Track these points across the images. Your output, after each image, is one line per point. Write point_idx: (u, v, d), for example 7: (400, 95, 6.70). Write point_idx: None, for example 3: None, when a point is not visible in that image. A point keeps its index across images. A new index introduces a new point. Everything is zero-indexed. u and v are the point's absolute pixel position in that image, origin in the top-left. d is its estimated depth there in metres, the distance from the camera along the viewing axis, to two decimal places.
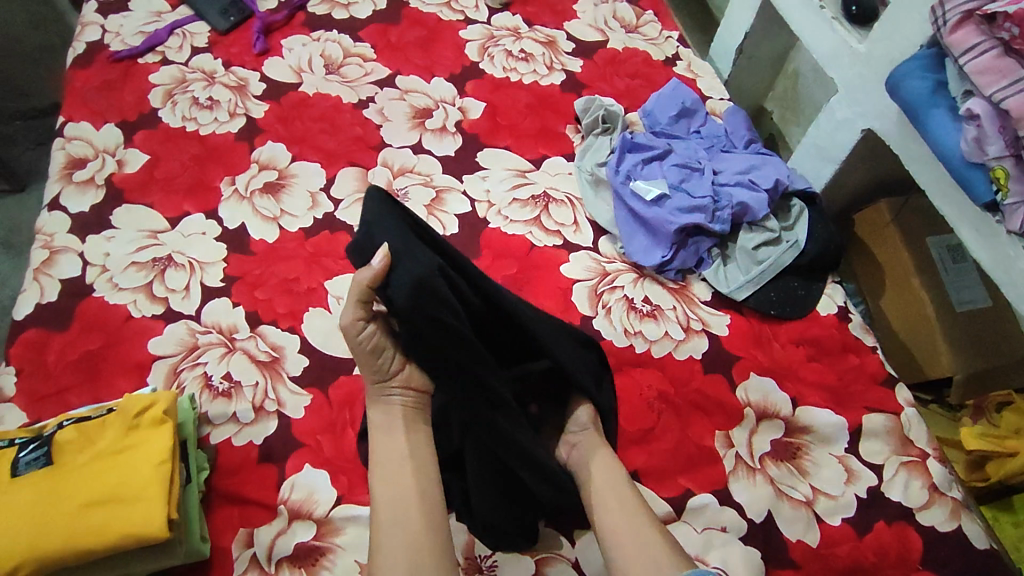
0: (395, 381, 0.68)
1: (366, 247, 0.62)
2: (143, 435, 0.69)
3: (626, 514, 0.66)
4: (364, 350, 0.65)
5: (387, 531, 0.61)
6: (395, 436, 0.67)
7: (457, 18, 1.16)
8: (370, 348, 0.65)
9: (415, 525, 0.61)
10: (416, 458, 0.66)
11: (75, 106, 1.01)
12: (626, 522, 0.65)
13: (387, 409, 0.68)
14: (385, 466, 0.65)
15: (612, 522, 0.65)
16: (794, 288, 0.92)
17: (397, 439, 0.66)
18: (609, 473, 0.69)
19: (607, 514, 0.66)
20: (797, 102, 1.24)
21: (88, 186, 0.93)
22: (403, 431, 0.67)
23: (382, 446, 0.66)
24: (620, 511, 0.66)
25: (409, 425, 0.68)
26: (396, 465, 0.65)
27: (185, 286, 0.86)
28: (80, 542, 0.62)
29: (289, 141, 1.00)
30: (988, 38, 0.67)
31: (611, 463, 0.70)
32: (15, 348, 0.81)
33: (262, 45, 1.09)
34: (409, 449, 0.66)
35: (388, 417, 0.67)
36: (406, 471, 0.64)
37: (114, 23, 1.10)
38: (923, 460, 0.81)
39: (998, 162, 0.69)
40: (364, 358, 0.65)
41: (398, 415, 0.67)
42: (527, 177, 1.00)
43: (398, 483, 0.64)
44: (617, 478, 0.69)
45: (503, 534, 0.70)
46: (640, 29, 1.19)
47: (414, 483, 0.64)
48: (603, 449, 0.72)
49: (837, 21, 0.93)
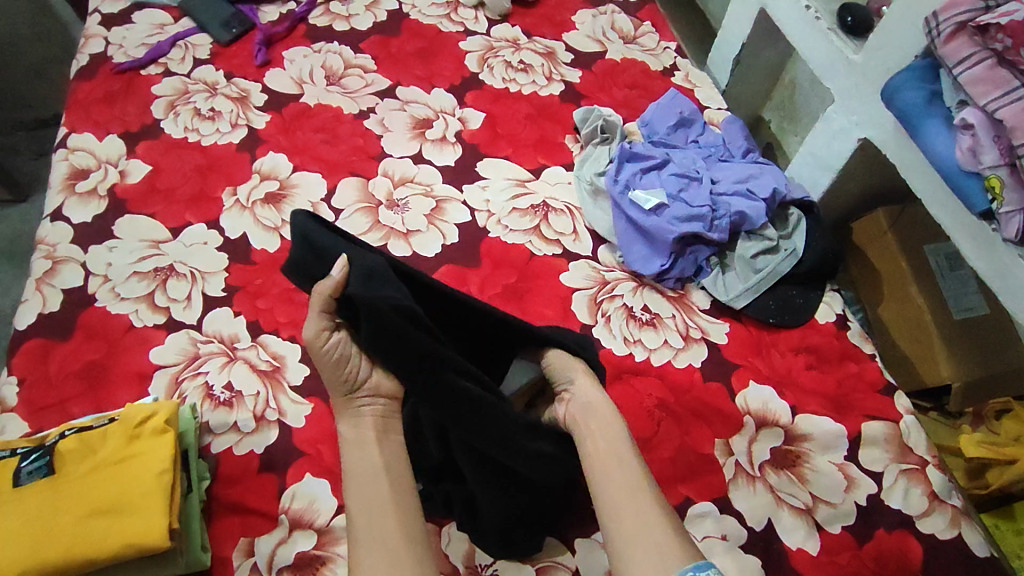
0: (364, 389, 0.64)
1: (310, 263, 0.61)
2: (144, 444, 0.69)
3: (629, 483, 0.58)
4: (330, 364, 0.61)
5: (364, 543, 0.56)
6: (368, 451, 0.62)
7: (457, 30, 1.17)
8: (336, 359, 0.61)
9: (395, 538, 0.56)
10: (392, 473, 0.60)
11: (79, 118, 1.02)
12: (629, 494, 0.57)
13: (357, 421, 0.64)
14: (359, 480, 0.59)
15: (612, 502, 0.57)
16: (792, 296, 0.93)
17: (371, 454, 0.61)
18: (611, 447, 0.61)
19: (606, 492, 0.58)
20: (794, 111, 1.25)
21: (91, 197, 0.94)
22: (374, 443, 0.62)
23: (352, 461, 0.61)
24: (624, 491, 0.57)
25: (382, 437, 0.63)
26: (372, 480, 0.59)
27: (187, 296, 0.87)
28: (81, 553, 0.62)
29: (290, 151, 1.01)
30: (981, 49, 0.68)
31: (614, 430, 0.63)
32: (17, 358, 0.81)
33: (264, 57, 1.10)
34: (383, 461, 0.61)
35: (359, 430, 0.63)
36: (382, 481, 0.59)
37: (117, 35, 1.11)
38: (922, 468, 0.81)
39: (993, 171, 0.70)
40: (331, 372, 0.62)
41: (369, 425, 0.63)
42: (527, 186, 1.01)
43: (374, 493, 0.59)
44: (619, 446, 0.61)
45: (516, 530, 0.70)
46: (638, 40, 1.21)
47: (389, 496, 0.59)
48: (608, 413, 0.64)
49: (832, 32, 0.94)
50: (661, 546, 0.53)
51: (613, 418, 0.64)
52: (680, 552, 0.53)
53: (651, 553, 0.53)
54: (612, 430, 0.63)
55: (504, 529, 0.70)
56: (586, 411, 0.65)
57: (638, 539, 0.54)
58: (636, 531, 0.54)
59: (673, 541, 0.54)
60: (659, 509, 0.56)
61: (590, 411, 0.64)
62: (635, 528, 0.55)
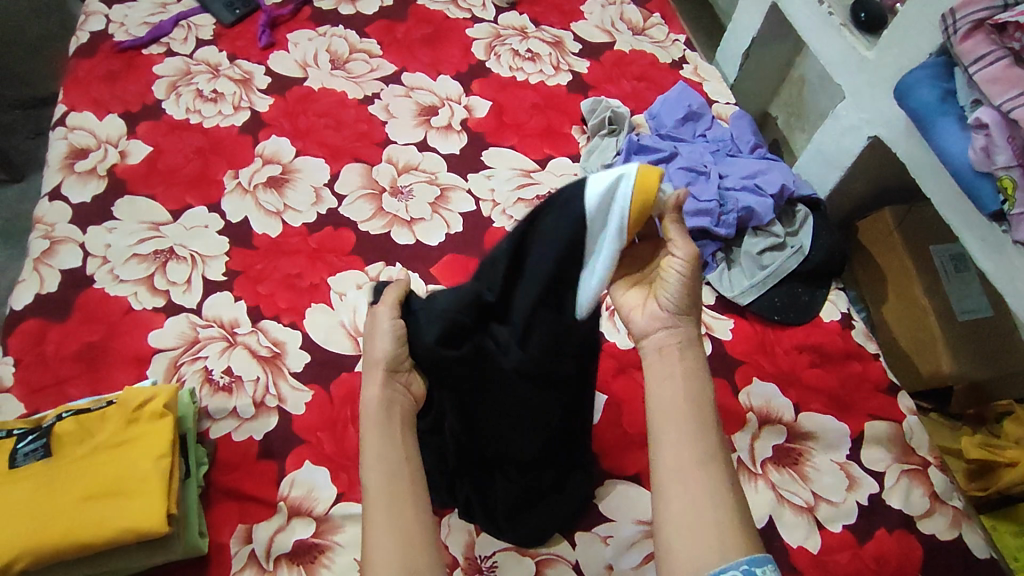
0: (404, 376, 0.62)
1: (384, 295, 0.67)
2: (143, 428, 0.69)
3: (695, 445, 0.54)
4: (390, 338, 0.60)
5: (383, 528, 0.52)
6: (391, 438, 0.57)
7: (464, 16, 1.16)
8: (395, 339, 0.60)
9: (411, 518, 0.53)
10: (413, 465, 0.56)
11: (77, 96, 1.00)
12: (694, 455, 0.54)
13: (387, 406, 0.59)
14: (381, 464, 0.55)
15: (677, 458, 0.54)
16: (798, 292, 0.92)
17: (395, 441, 0.57)
18: (680, 409, 0.56)
19: (674, 447, 0.54)
20: (802, 107, 1.24)
21: (89, 177, 0.92)
22: (400, 433, 0.58)
23: (373, 447, 0.57)
24: (694, 460, 0.54)
25: (405, 430, 0.59)
26: (394, 466, 0.55)
27: (186, 279, 0.86)
28: (78, 537, 0.61)
29: (294, 136, 1.00)
30: (998, 47, 0.67)
31: (695, 383, 0.58)
32: (13, 338, 0.80)
33: (268, 39, 1.09)
34: (406, 451, 0.57)
35: (388, 415, 0.59)
36: (404, 471, 0.55)
37: (118, 13, 1.09)
38: (924, 468, 0.81)
39: (1006, 172, 0.69)
40: (387, 347, 0.60)
41: (396, 414, 0.59)
42: (532, 177, 1.00)
43: (395, 478, 0.55)
44: (690, 397, 0.57)
45: (524, 516, 0.73)
46: (647, 31, 1.19)
47: (410, 483, 0.55)
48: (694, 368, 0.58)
49: (846, 28, 0.93)
50: (720, 525, 0.51)
51: (695, 372, 0.58)
52: (740, 542, 0.50)
53: (712, 537, 0.50)
54: (689, 390, 0.57)
55: (515, 512, 0.72)
56: (684, 345, 0.59)
57: (699, 520, 0.51)
58: (696, 507, 0.52)
59: (736, 530, 0.51)
60: (725, 486, 0.53)
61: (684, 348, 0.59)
62: (699, 500, 0.52)
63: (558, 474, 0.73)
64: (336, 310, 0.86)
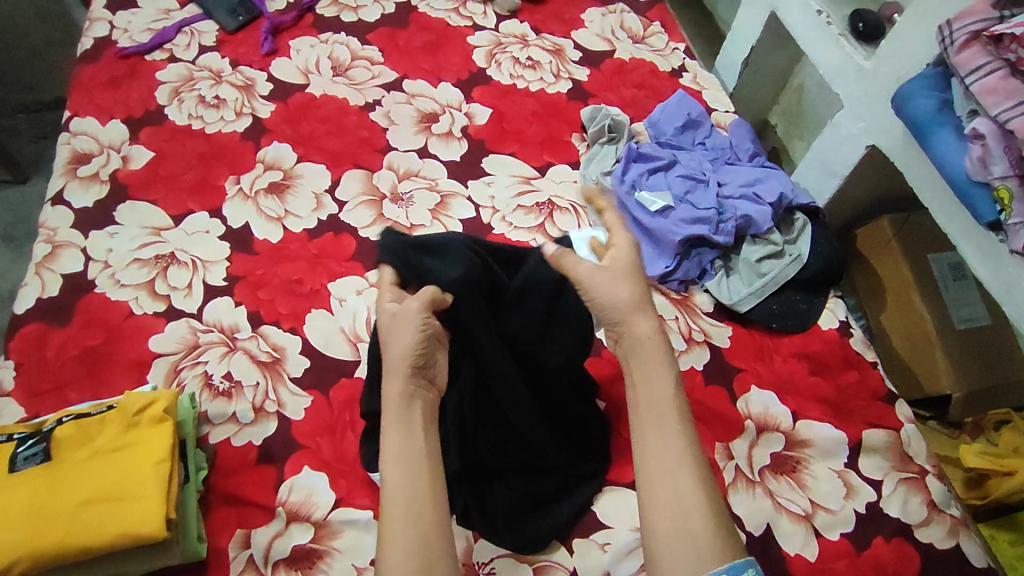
0: (426, 372, 0.61)
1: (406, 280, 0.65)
2: (143, 433, 0.69)
3: (668, 447, 0.55)
4: (416, 335, 0.59)
5: (395, 527, 0.52)
6: (412, 436, 0.57)
7: (465, 24, 1.17)
8: (422, 336, 0.59)
9: (428, 519, 0.53)
10: (433, 461, 0.57)
11: (81, 101, 1.01)
12: (666, 456, 0.54)
13: (408, 407, 0.58)
14: (400, 460, 0.55)
15: (649, 464, 0.54)
16: (796, 301, 0.93)
17: (416, 439, 0.57)
18: (658, 414, 0.57)
19: (648, 454, 0.55)
20: (801, 116, 1.25)
21: (92, 181, 0.93)
22: (422, 429, 0.58)
23: (395, 437, 0.57)
24: (665, 467, 0.54)
25: (428, 426, 0.59)
26: (416, 462, 0.55)
27: (187, 284, 0.86)
28: (76, 541, 0.62)
29: (295, 141, 1.00)
30: (994, 58, 0.68)
31: (660, 378, 0.59)
32: (15, 341, 0.80)
33: (269, 46, 1.09)
34: (426, 448, 0.57)
35: (407, 413, 0.58)
36: (423, 466, 0.55)
37: (122, 20, 1.10)
38: (922, 477, 0.81)
39: (1003, 182, 0.69)
40: (413, 344, 0.59)
41: (418, 412, 0.59)
42: (532, 184, 1.00)
43: (413, 475, 0.55)
44: (660, 394, 0.58)
45: (524, 522, 0.73)
46: (647, 40, 1.20)
47: (428, 483, 0.55)
48: (657, 363, 0.60)
49: (843, 38, 0.94)
50: (694, 533, 0.51)
51: (663, 367, 0.59)
52: (717, 549, 0.50)
53: (686, 549, 0.50)
54: (659, 388, 0.58)
55: (514, 517, 0.72)
56: (632, 349, 0.61)
57: (675, 529, 0.51)
58: (667, 511, 0.52)
59: (711, 533, 0.51)
60: (699, 489, 0.53)
61: (634, 353, 0.61)
62: (674, 509, 0.52)
63: (561, 481, 0.76)
64: (336, 315, 0.87)
